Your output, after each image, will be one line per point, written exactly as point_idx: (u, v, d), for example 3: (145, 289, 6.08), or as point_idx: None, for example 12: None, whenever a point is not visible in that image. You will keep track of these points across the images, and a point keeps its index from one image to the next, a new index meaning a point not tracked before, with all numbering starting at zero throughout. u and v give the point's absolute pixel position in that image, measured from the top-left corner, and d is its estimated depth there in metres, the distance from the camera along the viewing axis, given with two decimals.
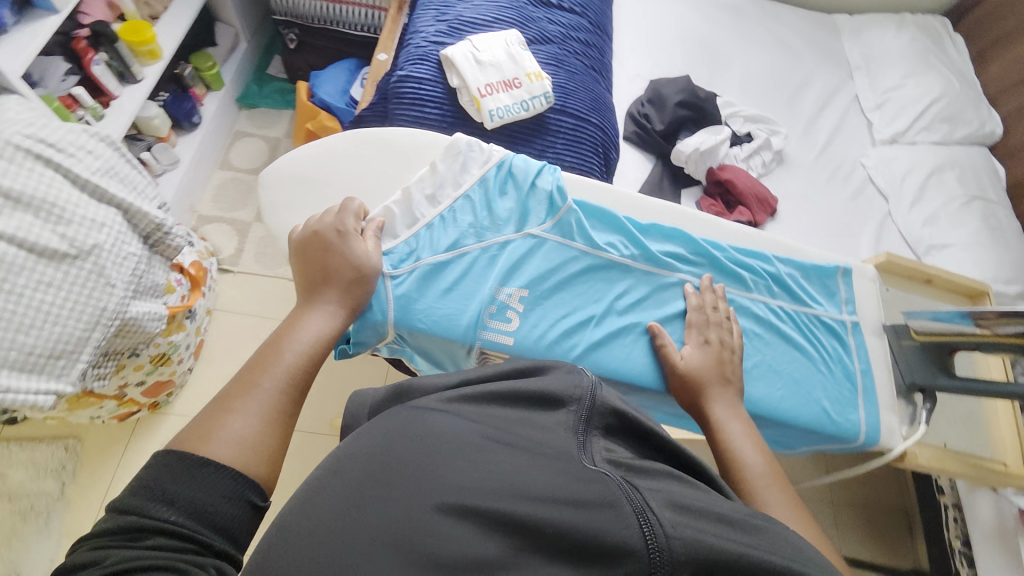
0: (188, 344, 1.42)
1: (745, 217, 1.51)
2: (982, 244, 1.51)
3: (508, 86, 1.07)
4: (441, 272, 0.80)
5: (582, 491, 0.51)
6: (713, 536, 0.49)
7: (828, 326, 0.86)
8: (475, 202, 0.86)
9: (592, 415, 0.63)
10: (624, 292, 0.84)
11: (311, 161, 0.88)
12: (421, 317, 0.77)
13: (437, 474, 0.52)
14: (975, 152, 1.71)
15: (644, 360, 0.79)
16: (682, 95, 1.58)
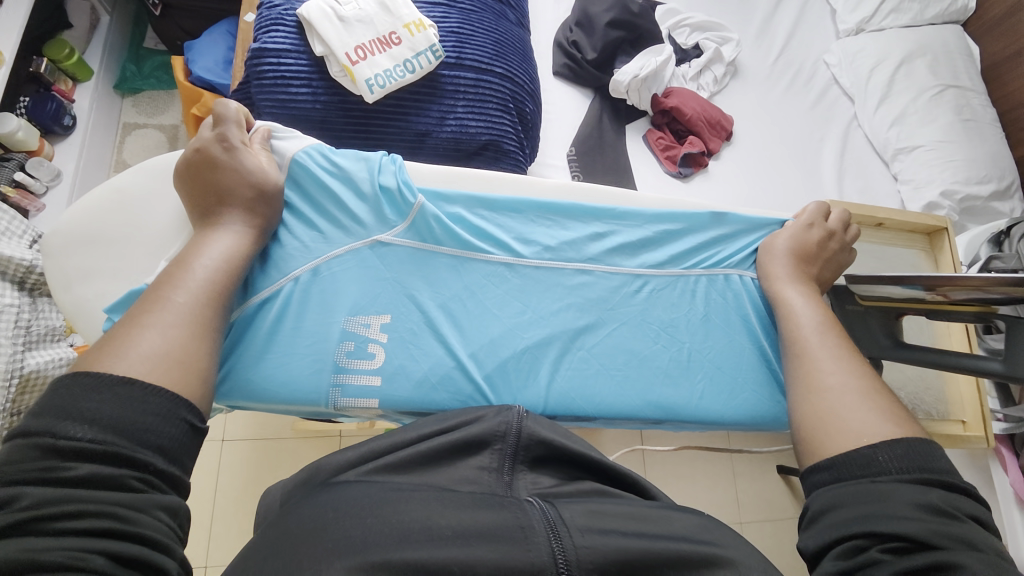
0: None
1: (695, 148, 1.36)
2: (955, 139, 1.38)
3: (384, 45, 0.88)
4: (279, 318, 0.61)
5: (487, 521, 0.43)
6: (623, 537, 0.43)
7: (757, 294, 0.74)
8: (309, 214, 0.66)
9: (518, 451, 0.54)
10: (517, 299, 0.68)
11: (103, 213, 0.64)
12: (259, 378, 0.59)
13: (334, 531, 0.41)
14: (950, 31, 1.52)
15: (546, 380, 0.65)
16: (613, 13, 1.36)
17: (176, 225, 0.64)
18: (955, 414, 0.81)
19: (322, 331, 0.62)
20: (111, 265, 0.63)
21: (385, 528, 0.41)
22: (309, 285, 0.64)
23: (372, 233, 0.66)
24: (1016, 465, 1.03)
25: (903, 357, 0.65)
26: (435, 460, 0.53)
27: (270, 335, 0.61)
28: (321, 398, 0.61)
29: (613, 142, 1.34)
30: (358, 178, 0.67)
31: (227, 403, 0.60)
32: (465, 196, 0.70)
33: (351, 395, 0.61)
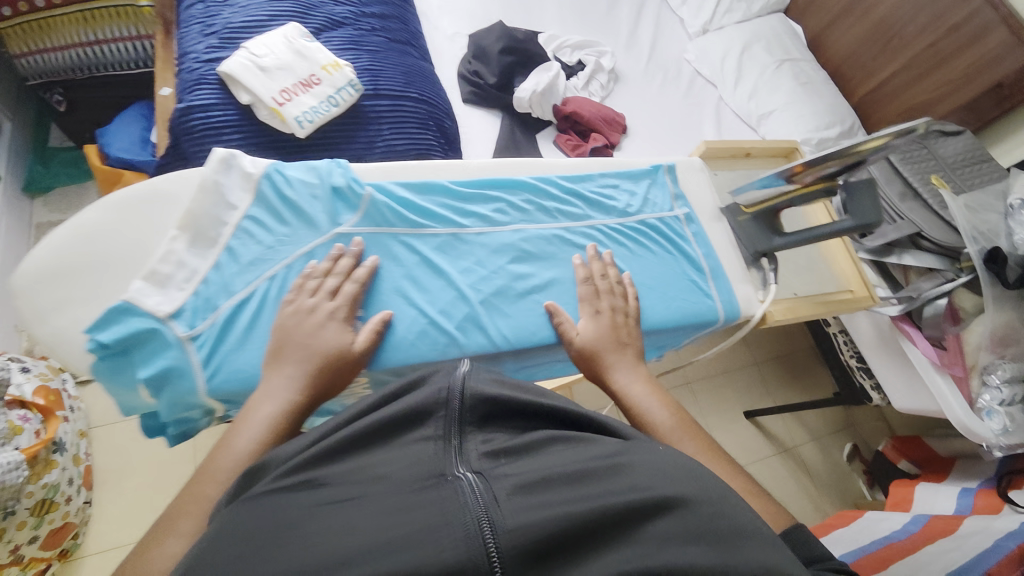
0: (71, 477, 1.20)
1: (599, 142, 1.56)
2: (799, 100, 1.67)
3: (306, 85, 0.97)
4: (258, 315, 0.59)
5: (408, 522, 0.38)
6: (564, 505, 0.39)
7: (670, 228, 0.79)
8: (267, 219, 0.63)
9: (463, 412, 0.48)
10: (469, 260, 0.68)
11: (68, 247, 0.66)
12: (239, 376, 0.56)
13: (274, 560, 0.36)
14: (774, 19, 1.86)
15: (502, 332, 0.65)
16: (503, 42, 1.54)
17: (142, 249, 0.66)
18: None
19: None
20: (83, 293, 0.65)
21: (326, 546, 0.36)
22: (268, 288, 0.60)
23: (331, 229, 0.64)
24: (921, 337, 1.17)
25: (792, 243, 0.76)
26: (380, 437, 0.47)
27: (249, 328, 0.58)
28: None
29: (528, 149, 1.51)
30: (310, 182, 0.66)
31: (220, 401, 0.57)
32: (405, 182, 0.70)
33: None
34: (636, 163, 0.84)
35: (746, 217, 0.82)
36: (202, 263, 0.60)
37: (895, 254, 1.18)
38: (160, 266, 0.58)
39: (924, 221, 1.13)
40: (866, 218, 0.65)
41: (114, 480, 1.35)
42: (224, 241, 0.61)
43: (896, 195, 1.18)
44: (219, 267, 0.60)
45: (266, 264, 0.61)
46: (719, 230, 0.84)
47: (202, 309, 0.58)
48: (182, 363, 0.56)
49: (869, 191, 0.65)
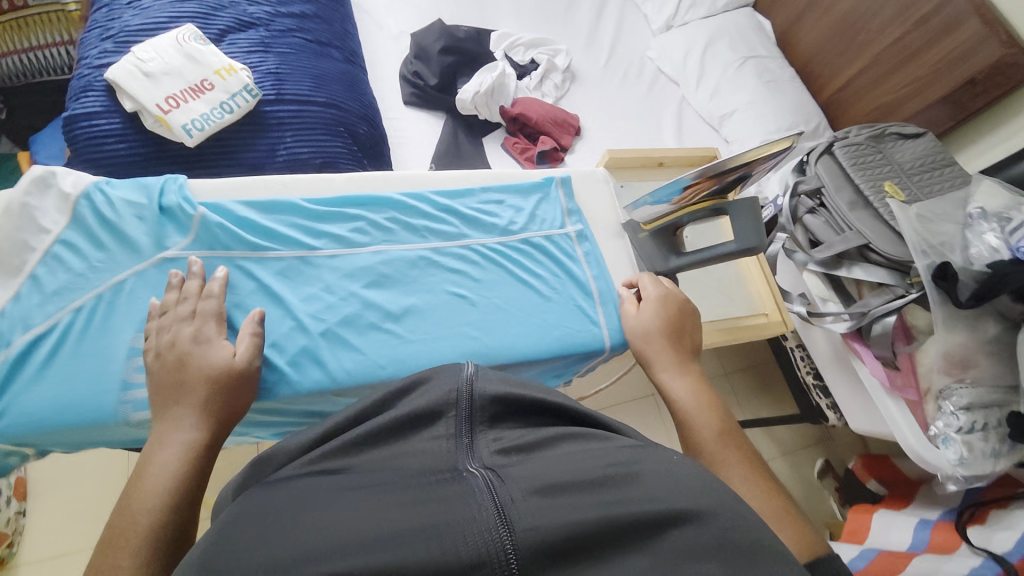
0: (0, 486, 1.11)
1: (547, 145, 1.46)
2: (761, 99, 1.58)
3: (197, 91, 0.91)
4: (57, 348, 0.57)
5: (411, 521, 0.34)
6: (576, 510, 0.34)
7: (554, 245, 0.75)
8: (83, 245, 0.62)
9: (476, 410, 0.45)
10: (314, 286, 0.65)
11: None
12: (26, 416, 0.54)
13: (264, 557, 0.33)
14: (739, 15, 1.77)
15: (343, 366, 0.60)
16: (442, 41, 1.48)
17: None
18: (761, 308, 1.04)
19: (94, 357, 0.57)
20: None
21: (302, 546, 0.33)
22: (72, 321, 0.58)
23: (154, 253, 0.62)
24: (870, 355, 1.08)
25: (684, 264, 0.71)
26: (383, 438, 0.44)
27: (42, 365, 0.56)
28: (110, 418, 0.55)
29: (471, 154, 1.44)
30: (137, 203, 0.64)
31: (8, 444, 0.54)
32: (250, 201, 0.67)
33: (147, 408, 0.56)
34: (529, 177, 0.82)
35: (644, 235, 0.76)
36: (2, 294, 0.58)
37: (844, 267, 1.08)
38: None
39: (872, 231, 1.04)
40: (748, 241, 0.64)
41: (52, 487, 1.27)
42: (29, 270, 0.59)
43: (845, 204, 1.09)
44: (20, 299, 0.58)
45: (70, 295, 0.59)
46: (618, 247, 0.79)
47: None
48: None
49: (750, 210, 0.65)
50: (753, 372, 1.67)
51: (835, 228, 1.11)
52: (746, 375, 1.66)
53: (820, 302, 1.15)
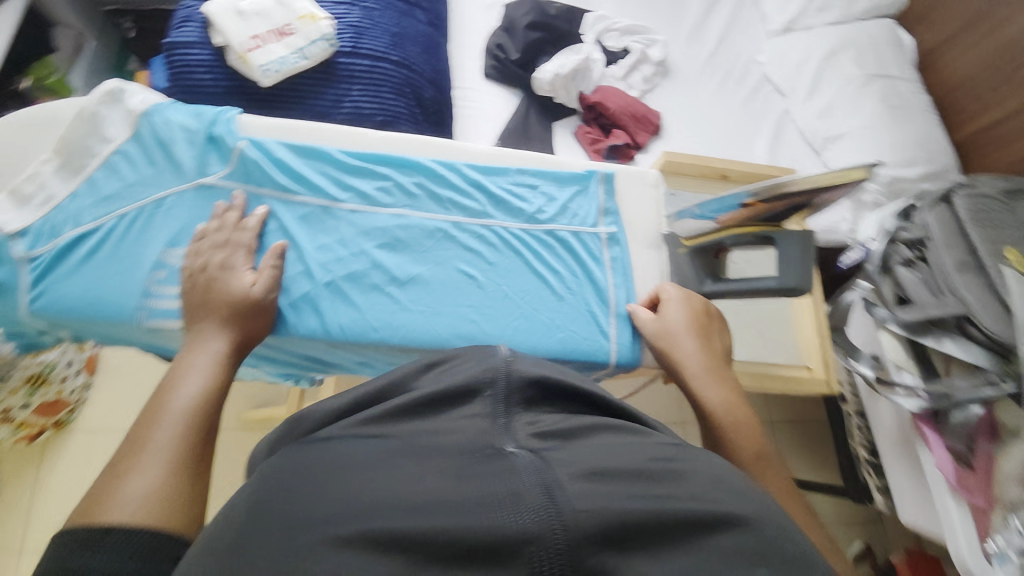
0: (71, 361, 1.28)
1: (620, 141, 1.38)
2: (880, 125, 1.37)
3: (280, 34, 0.95)
4: (96, 246, 0.63)
5: (470, 486, 0.31)
6: (631, 499, 0.31)
7: (579, 244, 0.75)
8: (137, 159, 0.67)
9: (511, 393, 0.40)
10: (331, 236, 0.68)
11: None
12: (63, 302, 0.60)
13: (308, 502, 0.31)
14: (875, 26, 1.54)
15: (340, 319, 0.64)
16: (532, 16, 1.44)
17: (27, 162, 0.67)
18: (803, 360, 0.92)
19: (128, 262, 0.63)
20: None
21: (328, 504, 0.31)
22: (116, 226, 0.64)
23: (195, 177, 0.67)
24: (940, 444, 0.93)
25: (718, 292, 0.71)
26: (414, 411, 0.40)
27: (83, 259, 0.62)
28: (129, 319, 0.61)
29: (539, 136, 1.38)
30: (189, 128, 0.69)
31: (43, 322, 0.61)
32: (290, 143, 0.71)
33: (160, 317, 0.61)
34: (572, 166, 0.81)
35: (684, 252, 0.74)
36: (63, 189, 0.65)
37: (932, 336, 0.90)
38: (25, 186, 0.64)
39: (978, 302, 0.87)
40: (788, 279, 0.64)
41: (113, 372, 1.43)
42: (88, 171, 0.66)
43: (951, 263, 0.91)
44: (77, 197, 0.65)
45: (119, 202, 0.65)
46: (652, 258, 0.77)
47: (44, 234, 0.63)
48: (10, 281, 0.60)
49: (800, 248, 0.63)
50: (801, 430, 1.49)
51: (933, 288, 0.93)
52: (794, 431, 1.48)
53: (893, 369, 0.96)
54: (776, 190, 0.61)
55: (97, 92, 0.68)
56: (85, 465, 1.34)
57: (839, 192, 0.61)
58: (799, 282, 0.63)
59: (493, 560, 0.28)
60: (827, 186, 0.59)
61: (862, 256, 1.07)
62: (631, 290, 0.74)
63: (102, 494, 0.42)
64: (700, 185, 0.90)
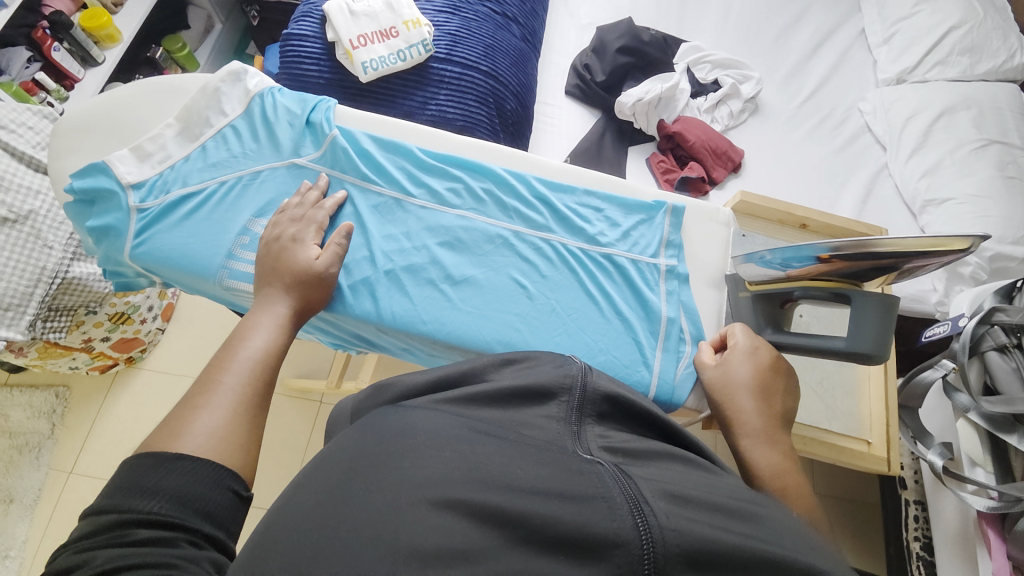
0: (152, 305, 1.42)
1: (694, 173, 1.33)
2: (993, 194, 1.24)
3: (384, 36, 1.02)
4: (197, 206, 0.70)
5: (570, 482, 0.37)
6: (709, 527, 0.35)
7: (635, 272, 0.74)
8: (244, 134, 0.75)
9: (584, 403, 0.46)
10: (398, 227, 0.72)
11: (101, 110, 0.76)
12: (160, 251, 0.67)
13: (407, 464, 0.37)
14: (1001, 88, 1.40)
15: (393, 307, 0.67)
16: (624, 40, 1.44)
17: (150, 125, 0.76)
18: (863, 433, 0.85)
19: (220, 225, 0.69)
20: (95, 150, 0.75)
21: (432, 471, 0.37)
22: (216, 191, 0.71)
23: (290, 156, 0.74)
24: (1002, 550, 0.82)
25: (780, 343, 0.66)
26: (500, 402, 0.46)
27: (183, 216, 0.69)
28: (212, 276, 0.67)
29: (611, 159, 1.38)
30: (292, 112, 0.75)
31: (139, 266, 0.69)
32: (375, 136, 0.76)
33: (237, 278, 0.67)
34: (641, 193, 0.80)
35: (746, 296, 0.71)
36: (178, 152, 0.73)
37: (1017, 435, 0.81)
38: (147, 144, 0.72)
39: None
40: (859, 344, 0.59)
41: (184, 321, 1.58)
42: (202, 139, 0.74)
43: None
44: (188, 160, 0.73)
45: (221, 171, 0.72)
46: (709, 298, 0.76)
47: (155, 188, 0.71)
48: (121, 226, 0.68)
49: (879, 312, 0.58)
50: (850, 508, 1.35)
51: None
52: (839, 508, 1.35)
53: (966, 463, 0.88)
54: (862, 249, 0.55)
55: (221, 71, 0.77)
56: (145, 400, 1.48)
57: (934, 257, 0.56)
58: (872, 348, 0.59)
59: (585, 552, 0.33)
60: (920, 250, 0.54)
61: (947, 331, 0.96)
62: (683, 327, 0.71)
63: (180, 423, 0.48)
64: (773, 229, 0.86)
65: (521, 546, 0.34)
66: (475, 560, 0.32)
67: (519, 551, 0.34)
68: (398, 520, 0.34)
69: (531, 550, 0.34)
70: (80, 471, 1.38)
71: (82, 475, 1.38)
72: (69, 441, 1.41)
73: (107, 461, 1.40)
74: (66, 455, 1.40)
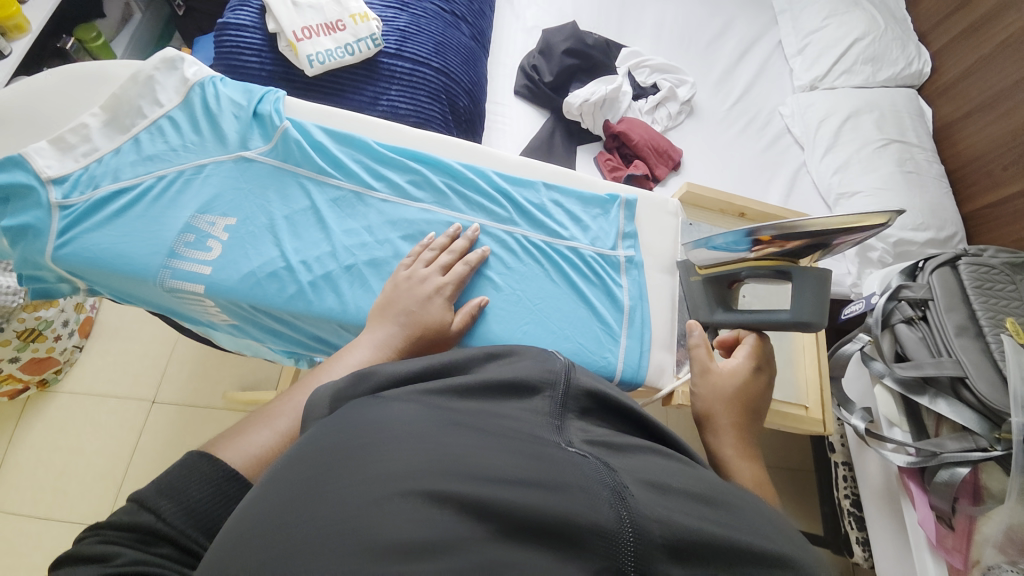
0: (68, 320, 1.28)
1: (639, 170, 1.40)
2: (893, 188, 1.41)
3: (330, 29, 1.00)
4: (132, 203, 0.65)
5: (548, 471, 0.36)
6: (689, 516, 0.36)
7: (591, 262, 0.76)
8: (183, 125, 0.70)
9: (567, 400, 0.45)
10: (359, 222, 0.70)
11: (11, 98, 0.69)
12: (89, 252, 0.62)
13: (383, 460, 0.34)
14: (898, 93, 1.60)
15: (358, 303, 0.65)
16: (569, 43, 1.49)
17: (72, 115, 0.69)
18: (802, 399, 0.93)
19: (161, 223, 0.65)
20: (6, 141, 0.68)
21: (407, 463, 0.34)
22: (153, 187, 0.66)
23: (237, 149, 0.70)
24: (924, 500, 0.92)
25: (731, 321, 0.73)
26: (477, 396, 0.43)
27: (115, 213, 0.64)
28: (152, 277, 0.62)
29: (561, 158, 1.41)
30: (237, 103, 0.72)
31: (65, 270, 0.63)
32: (329, 129, 0.74)
33: (181, 279, 0.63)
34: (597, 188, 0.84)
35: (696, 280, 0.77)
36: (106, 144, 0.67)
37: (927, 395, 0.92)
38: (69, 136, 0.66)
39: (974, 366, 0.89)
40: (803, 314, 0.65)
41: (106, 337, 1.43)
42: (134, 131, 0.69)
43: (952, 325, 0.93)
44: (119, 153, 0.67)
45: (159, 164, 0.67)
46: (663, 283, 0.81)
47: (82, 183, 0.65)
48: (42, 225, 0.62)
49: (815, 286, 0.65)
50: (787, 476, 1.47)
51: (931, 348, 0.95)
52: (780, 478, 1.47)
53: (885, 425, 1.00)
54: (789, 230, 0.62)
55: (157, 59, 0.71)
56: (63, 426, 1.33)
57: (854, 234, 0.64)
58: (813, 317, 0.65)
59: (566, 543, 0.32)
60: (842, 227, 0.61)
61: (863, 309, 1.08)
62: (644, 311, 0.75)
63: None
64: (714, 217, 0.92)
65: (498, 538, 0.32)
66: (456, 550, 0.30)
67: (497, 544, 0.31)
68: (369, 514, 0.31)
69: (509, 542, 0.32)
70: None
71: None
72: None
73: (22, 497, 1.24)
74: None
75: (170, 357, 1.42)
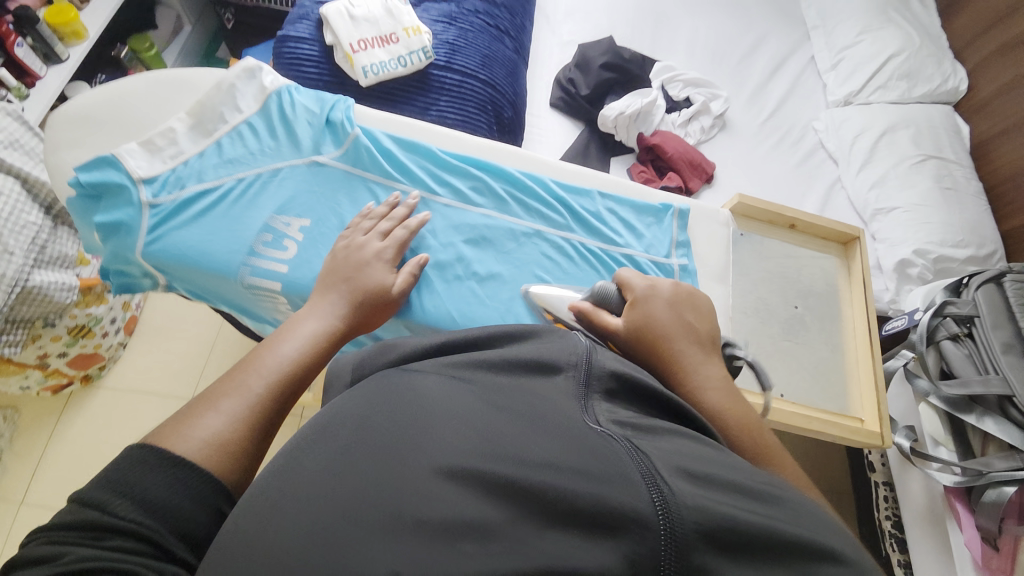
0: (115, 317, 1.33)
1: (672, 183, 1.41)
2: (931, 204, 1.40)
3: (383, 41, 1.03)
4: (215, 203, 0.68)
5: (581, 458, 0.35)
6: (728, 505, 0.34)
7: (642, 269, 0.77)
8: (262, 131, 0.74)
9: (592, 379, 0.44)
10: None
11: (104, 100, 0.73)
12: (174, 248, 0.65)
13: (419, 445, 0.35)
14: (934, 110, 1.59)
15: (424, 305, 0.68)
16: (606, 57, 1.52)
17: (160, 118, 0.73)
18: (856, 411, 0.88)
19: (240, 222, 0.68)
20: (99, 141, 0.72)
21: (448, 444, 0.36)
22: (233, 188, 0.70)
23: (311, 154, 0.73)
24: (970, 522, 0.91)
25: None
26: (509, 373, 0.44)
27: (199, 213, 0.67)
28: (233, 275, 0.66)
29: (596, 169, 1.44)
30: (312, 111, 0.75)
31: (151, 266, 0.66)
32: (395, 135, 0.77)
33: (260, 277, 0.66)
34: (652, 197, 0.85)
35: None
36: (190, 148, 0.71)
37: (973, 414, 0.91)
38: (158, 139, 0.70)
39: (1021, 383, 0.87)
40: None
41: (147, 335, 1.47)
42: (218, 136, 0.72)
43: (998, 342, 0.92)
44: (203, 157, 0.71)
45: (239, 167, 0.71)
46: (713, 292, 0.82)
47: (169, 183, 0.68)
48: (133, 222, 0.66)
49: None
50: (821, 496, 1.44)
51: (977, 365, 0.94)
52: None
53: (930, 443, 0.97)
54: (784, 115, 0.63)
55: (240, 67, 0.75)
56: (101, 422, 1.36)
57: None
58: None
59: (603, 528, 0.32)
60: None
61: (907, 324, 1.08)
62: None
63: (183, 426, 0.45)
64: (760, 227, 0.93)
65: (539, 524, 0.32)
66: (492, 535, 0.32)
67: (530, 525, 0.32)
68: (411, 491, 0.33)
69: (542, 526, 0.32)
70: (31, 501, 1.26)
71: (33, 505, 1.26)
72: (15, 471, 1.29)
73: (61, 490, 1.28)
74: (13, 484, 1.28)
75: (207, 356, 1.46)
